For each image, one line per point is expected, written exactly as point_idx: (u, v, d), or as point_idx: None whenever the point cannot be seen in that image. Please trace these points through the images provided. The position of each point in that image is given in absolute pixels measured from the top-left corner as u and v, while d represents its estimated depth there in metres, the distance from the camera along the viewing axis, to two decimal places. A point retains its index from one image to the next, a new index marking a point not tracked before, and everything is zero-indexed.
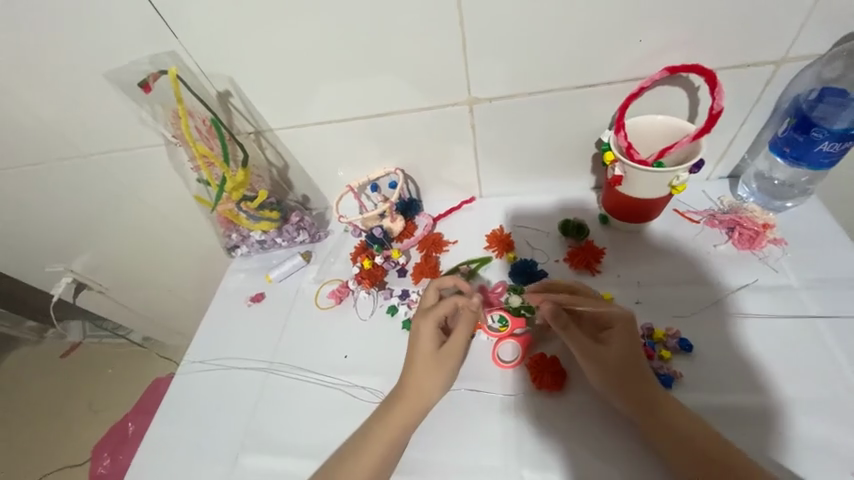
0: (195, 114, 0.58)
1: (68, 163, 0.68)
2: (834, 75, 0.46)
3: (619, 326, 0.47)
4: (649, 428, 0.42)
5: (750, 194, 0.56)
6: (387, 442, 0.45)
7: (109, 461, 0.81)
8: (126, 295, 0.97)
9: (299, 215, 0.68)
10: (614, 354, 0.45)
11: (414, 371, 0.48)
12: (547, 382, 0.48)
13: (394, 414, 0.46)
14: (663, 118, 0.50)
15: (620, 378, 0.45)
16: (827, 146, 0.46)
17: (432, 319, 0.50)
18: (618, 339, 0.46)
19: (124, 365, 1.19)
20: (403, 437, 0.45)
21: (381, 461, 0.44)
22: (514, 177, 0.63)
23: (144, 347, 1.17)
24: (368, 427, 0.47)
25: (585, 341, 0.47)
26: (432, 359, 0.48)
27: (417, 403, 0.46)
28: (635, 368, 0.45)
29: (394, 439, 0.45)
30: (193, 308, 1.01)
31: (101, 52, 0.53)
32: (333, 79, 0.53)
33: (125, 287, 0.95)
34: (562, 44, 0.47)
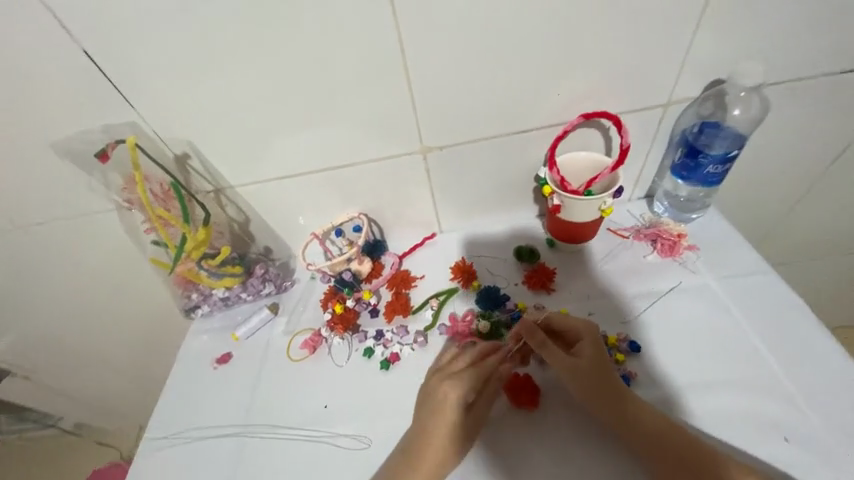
0: (152, 178, 0.58)
1: (1, 236, 0.63)
2: (709, 112, 0.57)
3: (587, 337, 0.52)
4: (618, 424, 0.47)
5: (665, 210, 0.67)
6: None
7: None
8: (62, 377, 0.87)
9: (264, 267, 0.68)
10: (585, 362, 0.50)
11: (431, 446, 0.48)
12: (525, 400, 0.51)
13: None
14: (585, 155, 0.59)
15: (594, 385, 0.49)
16: (713, 168, 0.56)
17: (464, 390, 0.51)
18: (587, 347, 0.51)
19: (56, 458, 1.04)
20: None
21: None
22: (469, 212, 0.69)
23: (79, 435, 1.04)
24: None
25: (560, 356, 0.51)
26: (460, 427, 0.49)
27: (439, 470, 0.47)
28: (606, 372, 0.49)
29: None
30: (136, 383, 0.93)
31: (50, 124, 0.52)
32: (293, 137, 0.57)
33: (59, 367, 0.85)
34: (496, 99, 0.55)
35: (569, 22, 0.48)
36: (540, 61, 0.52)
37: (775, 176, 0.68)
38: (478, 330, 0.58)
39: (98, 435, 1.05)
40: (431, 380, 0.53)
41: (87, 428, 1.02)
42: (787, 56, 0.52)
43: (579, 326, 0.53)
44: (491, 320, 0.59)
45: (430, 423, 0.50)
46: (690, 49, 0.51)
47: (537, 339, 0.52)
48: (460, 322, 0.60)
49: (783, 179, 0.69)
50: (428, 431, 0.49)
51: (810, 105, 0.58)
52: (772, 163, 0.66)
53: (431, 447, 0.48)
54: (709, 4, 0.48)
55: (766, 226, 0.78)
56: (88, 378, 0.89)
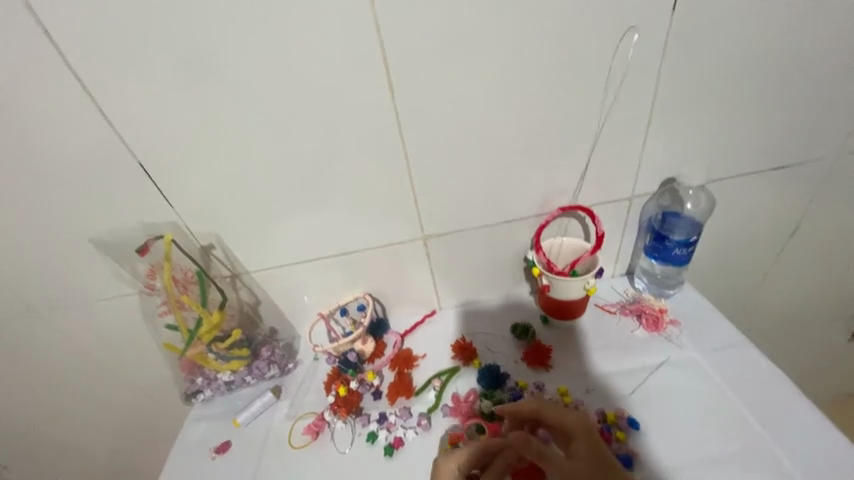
0: (180, 267, 0.63)
1: (27, 320, 0.67)
2: (667, 203, 0.66)
3: (579, 431, 0.52)
4: None
5: (645, 286, 0.73)
6: None
7: None
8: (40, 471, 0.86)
9: (270, 349, 0.70)
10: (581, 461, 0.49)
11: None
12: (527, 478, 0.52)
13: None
14: (568, 240, 0.67)
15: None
16: (680, 250, 0.63)
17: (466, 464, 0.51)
18: (583, 447, 0.50)
19: None
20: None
21: None
22: (466, 290, 0.74)
23: None
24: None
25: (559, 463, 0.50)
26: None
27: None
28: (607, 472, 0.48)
29: None
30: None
31: (94, 223, 0.59)
32: (308, 227, 0.64)
33: (52, 452, 0.85)
34: (487, 194, 0.63)
35: (543, 138, 0.59)
36: (523, 167, 0.61)
37: (738, 253, 0.76)
38: (482, 410, 0.59)
39: None
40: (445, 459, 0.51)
41: None
42: (722, 158, 0.63)
43: (568, 419, 0.53)
44: (493, 399, 0.60)
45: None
46: (644, 156, 0.62)
47: (532, 449, 0.51)
48: (463, 403, 0.61)
49: (745, 255, 0.77)
50: None
51: (750, 194, 0.68)
52: (732, 241, 0.74)
53: None
54: (653, 124, 0.59)
55: (741, 296, 0.84)
56: (81, 460, 0.88)
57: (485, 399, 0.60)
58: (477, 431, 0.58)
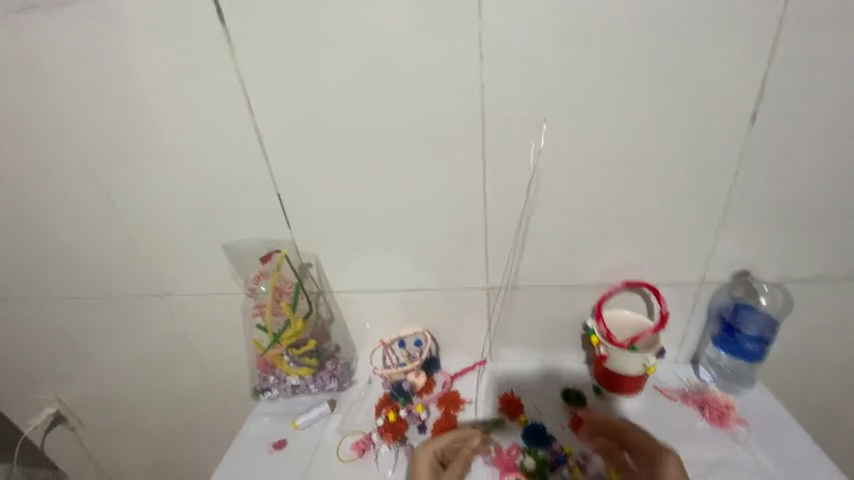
0: (283, 278, 0.75)
1: (156, 299, 0.83)
2: (741, 295, 0.66)
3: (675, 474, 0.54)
4: None
5: (712, 378, 0.70)
6: None
7: None
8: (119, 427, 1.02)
9: (334, 363, 0.78)
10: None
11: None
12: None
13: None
14: (629, 315, 0.68)
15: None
16: (750, 345, 0.62)
17: (431, 449, 0.62)
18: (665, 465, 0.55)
19: None
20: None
21: None
22: (519, 346, 0.76)
23: None
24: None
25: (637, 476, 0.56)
26: None
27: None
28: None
29: None
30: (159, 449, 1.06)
31: (228, 232, 0.74)
32: (390, 262, 0.73)
33: (136, 413, 1.01)
34: (553, 258, 0.68)
35: (615, 216, 0.64)
36: (592, 239, 0.66)
37: (821, 365, 0.71)
38: (523, 466, 0.61)
39: None
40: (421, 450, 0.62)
41: None
42: (803, 261, 0.63)
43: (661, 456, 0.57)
44: (537, 458, 0.61)
45: None
46: (716, 246, 0.64)
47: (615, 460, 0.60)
48: (505, 455, 0.62)
49: (831, 368, 0.71)
50: None
51: (837, 303, 0.65)
52: (815, 350, 0.70)
53: None
54: (727, 218, 0.62)
55: (824, 414, 0.76)
56: (155, 426, 1.02)
57: (528, 456, 0.62)
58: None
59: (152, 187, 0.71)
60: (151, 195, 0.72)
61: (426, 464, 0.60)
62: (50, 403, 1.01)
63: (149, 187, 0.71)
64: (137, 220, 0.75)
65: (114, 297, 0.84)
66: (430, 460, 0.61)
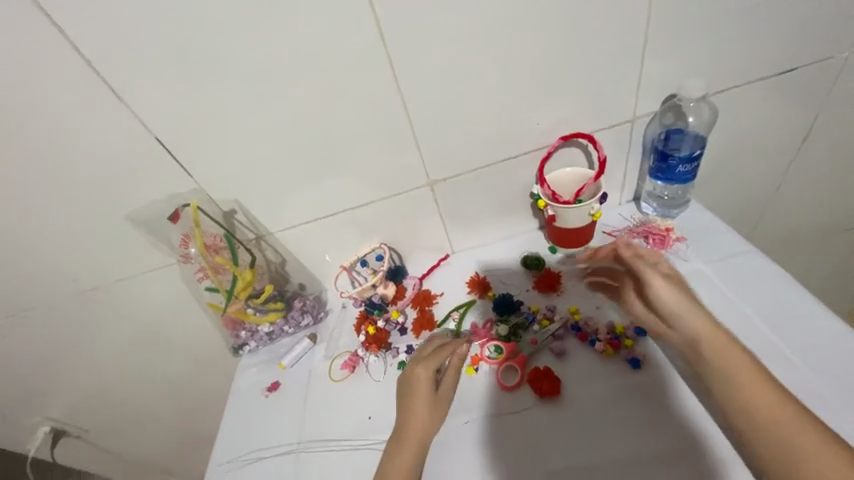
0: (208, 232, 0.68)
1: (85, 296, 0.75)
2: (671, 121, 0.66)
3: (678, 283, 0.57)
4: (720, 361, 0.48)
5: (653, 210, 0.74)
6: (416, 444, 0.52)
7: None
8: (123, 422, 1.03)
9: (302, 300, 0.77)
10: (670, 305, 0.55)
11: (420, 409, 0.54)
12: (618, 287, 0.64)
13: (404, 455, 0.51)
14: (570, 171, 0.68)
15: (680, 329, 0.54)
16: (683, 167, 0.63)
17: (428, 367, 0.56)
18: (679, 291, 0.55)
19: None
20: (427, 432, 0.53)
21: (422, 433, 0.53)
22: (476, 231, 0.77)
23: None
24: (396, 442, 0.53)
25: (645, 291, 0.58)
26: (431, 403, 0.55)
27: (432, 410, 0.54)
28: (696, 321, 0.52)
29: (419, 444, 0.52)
30: (173, 429, 1.09)
31: (124, 201, 0.64)
32: (321, 185, 0.67)
33: (132, 406, 1.00)
34: (487, 133, 0.64)
35: (540, 67, 0.58)
36: (522, 99, 0.61)
37: (747, 168, 0.76)
38: (499, 334, 0.64)
39: None
40: (416, 368, 0.57)
41: None
42: (729, 67, 0.62)
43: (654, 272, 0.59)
44: (510, 324, 0.65)
45: (415, 417, 0.53)
46: (645, 75, 0.60)
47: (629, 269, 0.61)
48: (481, 329, 0.67)
49: (753, 169, 0.77)
50: (416, 423, 0.53)
51: (759, 104, 0.67)
52: (741, 156, 0.74)
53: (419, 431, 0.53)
54: (654, 39, 0.57)
55: (752, 212, 0.85)
56: (158, 409, 1.02)
57: (501, 324, 0.65)
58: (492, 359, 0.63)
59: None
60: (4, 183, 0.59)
61: (425, 383, 0.55)
62: (40, 425, 0.96)
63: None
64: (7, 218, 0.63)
65: (35, 308, 0.75)
66: (429, 377, 0.56)
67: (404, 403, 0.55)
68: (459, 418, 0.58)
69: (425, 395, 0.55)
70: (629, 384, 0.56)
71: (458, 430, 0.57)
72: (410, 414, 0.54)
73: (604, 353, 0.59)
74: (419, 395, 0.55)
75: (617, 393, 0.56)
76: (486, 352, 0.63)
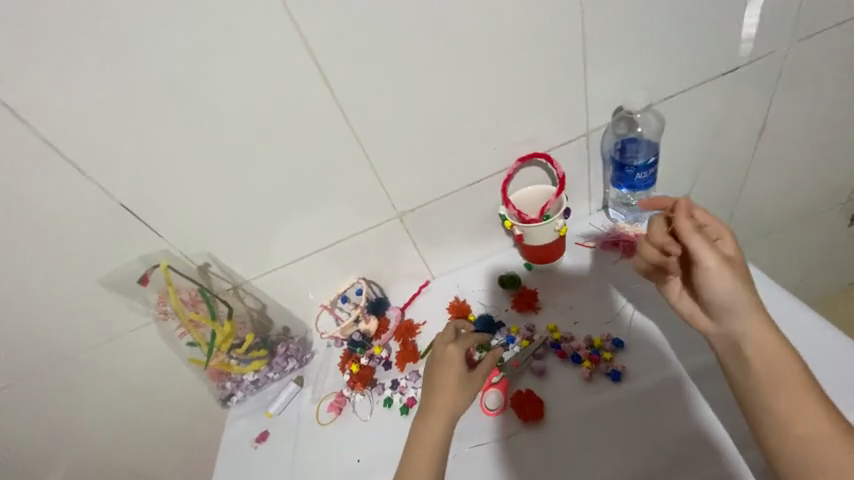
0: (182, 289, 0.69)
1: (67, 364, 0.74)
2: (623, 131, 0.67)
3: (742, 265, 0.48)
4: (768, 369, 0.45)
5: (623, 217, 0.74)
6: (445, 416, 0.53)
7: None
8: None
9: (285, 345, 0.76)
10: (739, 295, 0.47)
11: (449, 388, 0.54)
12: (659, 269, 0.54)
13: (436, 423, 0.52)
14: (531, 189, 0.69)
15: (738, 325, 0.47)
16: (641, 175, 0.64)
17: (464, 345, 0.57)
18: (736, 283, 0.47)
19: None
20: (456, 405, 0.53)
21: (452, 407, 0.53)
22: (452, 256, 0.78)
23: None
24: (426, 419, 0.53)
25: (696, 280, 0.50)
26: (462, 379, 0.55)
27: (460, 390, 0.54)
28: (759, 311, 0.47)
29: (447, 416, 0.53)
30: None
31: (97, 266, 0.64)
32: (291, 229, 0.68)
33: None
34: (447, 162, 0.65)
35: (488, 96, 0.60)
36: (477, 128, 0.63)
37: (710, 166, 0.78)
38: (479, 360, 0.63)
39: None
40: (449, 347, 0.57)
41: None
42: (671, 76, 0.64)
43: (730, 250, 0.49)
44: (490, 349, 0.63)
45: (447, 391, 0.54)
46: (591, 92, 0.63)
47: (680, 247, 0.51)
48: None
49: (716, 167, 0.78)
50: (445, 399, 0.53)
51: (708, 105, 0.69)
52: (701, 155, 0.75)
53: (446, 407, 0.53)
54: (593, 58, 0.60)
55: (723, 207, 0.86)
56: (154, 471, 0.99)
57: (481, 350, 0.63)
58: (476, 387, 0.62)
59: None
60: None
61: (458, 359, 0.56)
62: None
63: None
64: None
65: (17, 381, 0.74)
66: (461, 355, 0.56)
67: (433, 383, 0.55)
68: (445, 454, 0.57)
69: (455, 373, 0.55)
70: (613, 399, 0.56)
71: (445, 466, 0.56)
72: (439, 393, 0.54)
73: (585, 368, 0.58)
74: (448, 373, 0.55)
75: (601, 410, 0.55)
76: None
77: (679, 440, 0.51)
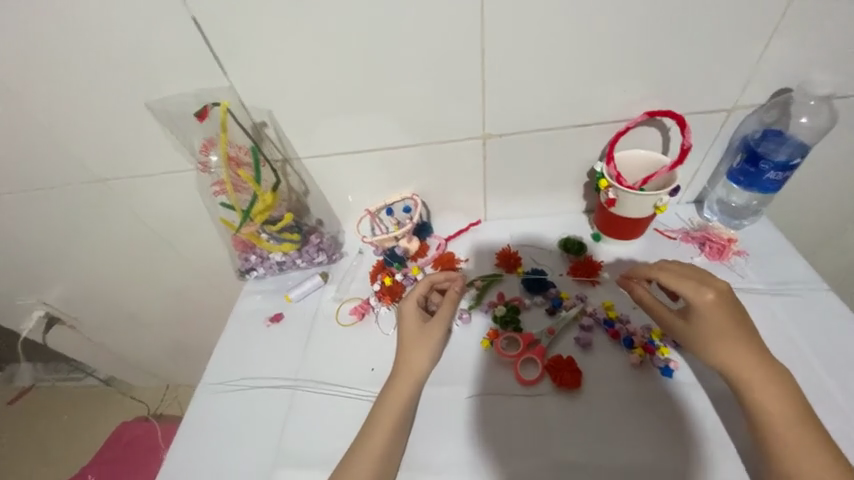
0: (234, 142, 0.63)
1: (94, 185, 0.71)
2: (772, 120, 0.58)
3: (724, 322, 0.48)
4: (767, 388, 0.46)
5: (714, 215, 0.68)
6: (412, 374, 0.52)
7: (138, 449, 1.12)
8: (123, 318, 1.05)
9: (319, 237, 0.72)
10: (715, 326, 0.49)
11: (414, 344, 0.54)
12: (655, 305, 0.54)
13: (400, 382, 0.52)
14: (642, 154, 0.61)
15: (722, 348, 0.48)
16: (773, 175, 0.56)
17: (412, 299, 0.57)
18: (708, 332, 0.49)
19: (94, 401, 1.44)
20: (417, 360, 0.53)
21: (415, 364, 0.53)
22: (517, 202, 0.71)
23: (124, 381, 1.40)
24: (392, 376, 0.53)
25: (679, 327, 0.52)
26: (416, 334, 0.55)
27: (425, 345, 0.54)
28: (742, 341, 0.48)
29: (409, 374, 0.52)
30: (169, 334, 1.12)
31: (148, 87, 0.58)
32: (362, 114, 0.60)
33: (132, 306, 1.01)
34: (562, 92, 0.56)
35: (647, 21, 0.50)
36: (613, 59, 0.53)
37: (832, 190, 0.68)
38: (496, 317, 0.61)
39: (131, 391, 1.43)
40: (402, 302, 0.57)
41: (116, 380, 1.40)
42: None
43: (702, 297, 0.49)
44: (512, 308, 0.62)
45: (407, 348, 0.54)
46: (761, 57, 0.52)
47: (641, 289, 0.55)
48: (490, 305, 0.63)
49: (837, 194, 0.69)
50: (408, 356, 0.53)
51: None
52: (830, 174, 0.66)
53: (408, 364, 0.53)
54: (792, 10, 0.48)
55: (811, 239, 0.78)
56: (157, 313, 1.03)
57: (503, 308, 0.62)
58: (512, 341, 0.59)
59: (13, 24, 0.51)
60: (22, 37, 0.52)
61: (410, 314, 0.56)
62: (34, 306, 0.99)
63: (10, 24, 0.51)
64: (19, 78, 0.57)
65: (41, 188, 0.71)
66: (414, 311, 0.56)
67: (400, 342, 0.55)
68: (466, 395, 0.55)
69: (418, 329, 0.55)
70: (652, 392, 0.53)
71: (464, 407, 0.54)
72: (406, 350, 0.54)
73: (636, 354, 0.55)
74: (410, 329, 0.55)
75: (637, 400, 0.52)
76: (502, 343, 0.59)
77: (717, 454, 0.47)
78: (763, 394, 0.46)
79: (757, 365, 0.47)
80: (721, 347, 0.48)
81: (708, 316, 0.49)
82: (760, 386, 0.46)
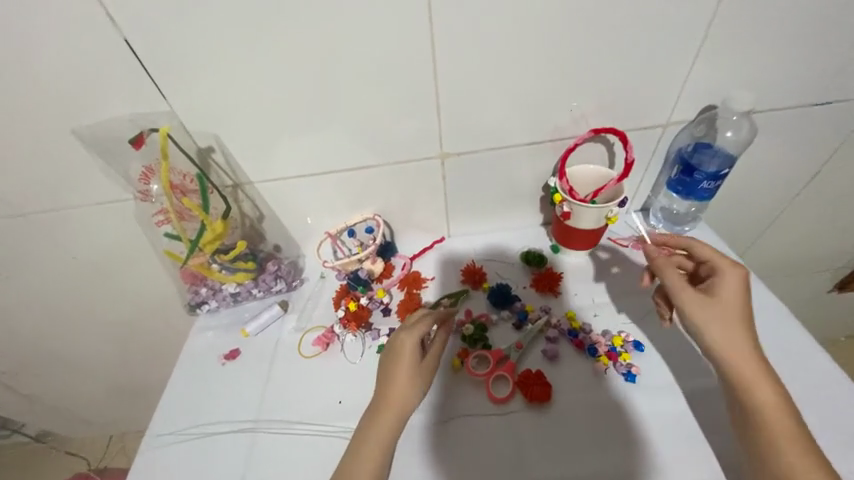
0: (177, 169, 0.59)
1: (13, 219, 0.63)
2: (701, 134, 0.63)
3: (743, 301, 0.50)
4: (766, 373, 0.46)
5: (660, 222, 0.72)
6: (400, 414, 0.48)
7: None
8: (54, 364, 0.93)
9: (277, 264, 0.69)
10: (738, 303, 0.49)
11: (410, 383, 0.49)
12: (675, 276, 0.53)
13: (388, 424, 0.47)
14: (591, 168, 0.64)
15: (736, 327, 0.48)
16: (707, 184, 0.61)
17: (417, 333, 0.52)
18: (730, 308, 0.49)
19: (22, 461, 1.26)
20: (410, 401, 0.49)
21: (408, 405, 0.49)
22: (478, 218, 0.72)
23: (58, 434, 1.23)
24: (379, 414, 0.48)
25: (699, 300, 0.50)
26: (413, 372, 0.50)
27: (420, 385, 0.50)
28: (752, 326, 0.49)
29: (399, 415, 0.48)
30: (111, 378, 1.01)
31: (76, 112, 0.53)
32: (317, 135, 0.58)
33: (65, 349, 0.90)
34: (513, 111, 0.58)
35: (586, 46, 0.53)
36: (558, 80, 0.56)
37: (757, 193, 0.76)
38: (465, 336, 0.60)
39: (67, 445, 1.27)
40: (402, 335, 0.51)
41: (49, 435, 1.24)
42: (769, 86, 0.59)
43: (733, 271, 0.51)
44: (479, 326, 0.61)
45: (403, 386, 0.49)
46: (686, 77, 0.57)
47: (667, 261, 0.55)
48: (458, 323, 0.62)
49: (761, 197, 0.76)
50: (401, 396, 0.49)
51: (787, 130, 0.65)
52: (754, 180, 0.73)
53: (401, 404, 0.48)
54: (708, 37, 0.54)
55: (745, 238, 0.86)
56: (96, 355, 0.93)
57: (471, 326, 0.61)
58: (482, 360, 0.58)
59: None
60: None
61: (410, 350, 0.51)
62: None
63: None
64: None
65: None
66: (415, 344, 0.51)
67: (394, 378, 0.49)
68: (438, 420, 0.53)
69: (415, 368, 0.50)
70: (618, 398, 0.54)
71: (437, 432, 0.52)
72: (400, 389, 0.49)
73: (600, 362, 0.56)
74: (408, 367, 0.50)
75: (605, 408, 0.53)
76: (472, 362, 0.58)
77: (681, 453, 0.49)
78: (763, 380, 0.46)
79: (760, 351, 0.47)
80: (738, 324, 0.48)
81: (733, 292, 0.50)
82: (760, 372, 0.46)
